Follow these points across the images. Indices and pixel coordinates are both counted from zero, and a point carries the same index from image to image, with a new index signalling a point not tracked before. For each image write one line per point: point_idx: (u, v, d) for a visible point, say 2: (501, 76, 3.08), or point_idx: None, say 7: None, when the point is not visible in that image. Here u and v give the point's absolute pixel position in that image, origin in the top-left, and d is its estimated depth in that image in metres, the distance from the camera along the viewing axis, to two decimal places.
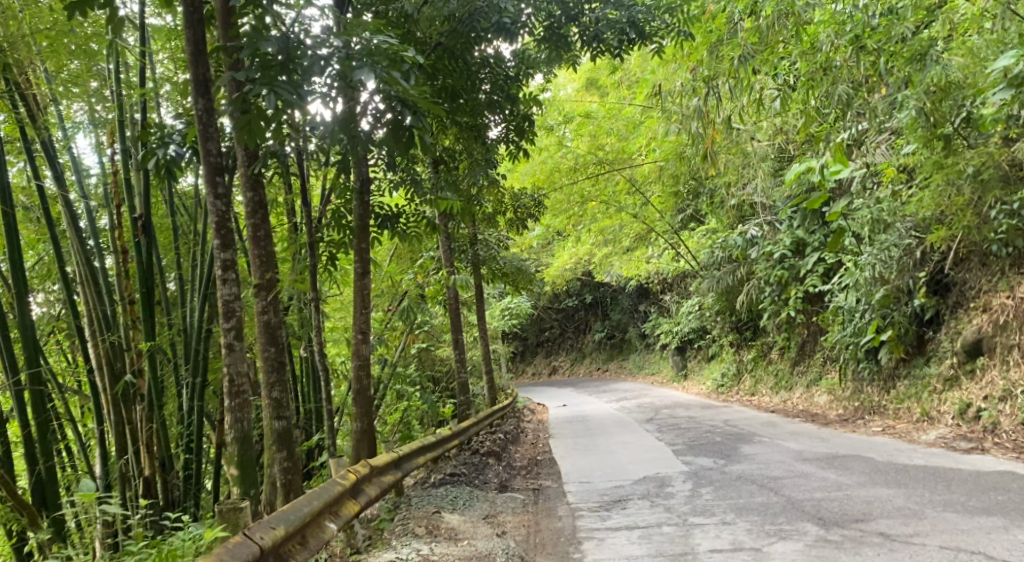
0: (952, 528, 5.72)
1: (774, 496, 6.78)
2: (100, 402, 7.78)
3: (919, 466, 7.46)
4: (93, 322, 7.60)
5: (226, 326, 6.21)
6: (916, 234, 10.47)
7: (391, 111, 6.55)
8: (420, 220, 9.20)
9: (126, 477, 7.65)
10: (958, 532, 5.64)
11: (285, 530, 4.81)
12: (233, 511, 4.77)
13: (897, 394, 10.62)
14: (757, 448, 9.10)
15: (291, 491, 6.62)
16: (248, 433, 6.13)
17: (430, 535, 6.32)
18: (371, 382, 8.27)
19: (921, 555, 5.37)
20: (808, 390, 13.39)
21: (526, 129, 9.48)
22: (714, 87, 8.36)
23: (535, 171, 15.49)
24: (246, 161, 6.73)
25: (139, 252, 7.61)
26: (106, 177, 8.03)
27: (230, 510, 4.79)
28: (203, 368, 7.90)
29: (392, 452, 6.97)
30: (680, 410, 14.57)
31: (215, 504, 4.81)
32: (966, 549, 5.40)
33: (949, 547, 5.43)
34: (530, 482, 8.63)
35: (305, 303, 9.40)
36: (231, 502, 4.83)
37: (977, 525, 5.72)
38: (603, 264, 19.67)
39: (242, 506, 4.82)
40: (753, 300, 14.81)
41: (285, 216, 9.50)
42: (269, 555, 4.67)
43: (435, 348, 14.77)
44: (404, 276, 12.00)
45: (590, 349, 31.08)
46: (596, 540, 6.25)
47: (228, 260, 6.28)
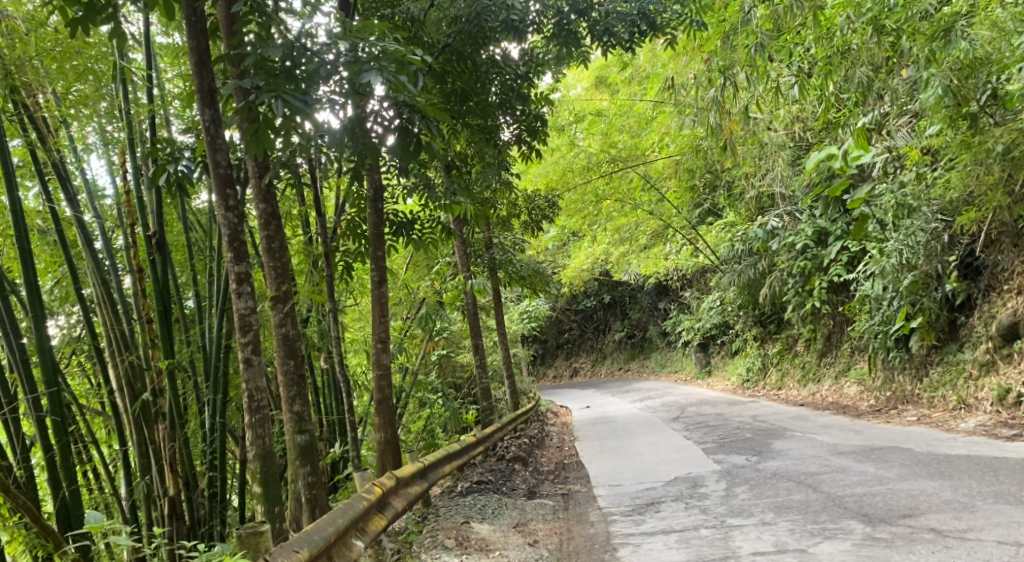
0: (1007, 521, 5.50)
1: (812, 492, 6.58)
2: (122, 423, 7.64)
3: (961, 455, 7.25)
4: (112, 342, 7.46)
5: (242, 341, 6.09)
6: (943, 218, 10.18)
7: (399, 118, 6.39)
8: (436, 227, 9.05)
9: (152, 497, 7.54)
10: (1015, 525, 5.43)
11: (310, 553, 4.63)
12: (254, 535, 4.72)
13: (930, 382, 10.40)
14: (790, 443, 8.90)
15: (316, 506, 6.49)
16: (270, 449, 5.97)
17: (461, 547, 6.15)
18: (393, 391, 8.11)
19: (979, 551, 5.16)
20: (837, 381, 13.16)
21: (538, 130, 9.27)
22: (731, 76, 8.17)
23: (548, 171, 15.29)
24: (257, 172, 6.63)
25: (154, 270, 7.43)
26: (118, 197, 7.93)
27: (250, 534, 4.73)
28: (223, 384, 7.77)
29: (418, 462, 6.81)
30: (707, 407, 14.36)
31: (234, 530, 4.73)
32: None
33: (1008, 542, 5.21)
34: (558, 487, 8.46)
35: (323, 315, 9.29)
36: (249, 527, 4.78)
37: None
38: (620, 263, 19.47)
39: (263, 530, 4.78)
40: (775, 293, 14.64)
41: (299, 229, 9.38)
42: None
43: (456, 353, 14.67)
44: (422, 283, 11.89)
45: (611, 350, 30.87)
46: (632, 546, 6.07)
47: (242, 273, 6.15)
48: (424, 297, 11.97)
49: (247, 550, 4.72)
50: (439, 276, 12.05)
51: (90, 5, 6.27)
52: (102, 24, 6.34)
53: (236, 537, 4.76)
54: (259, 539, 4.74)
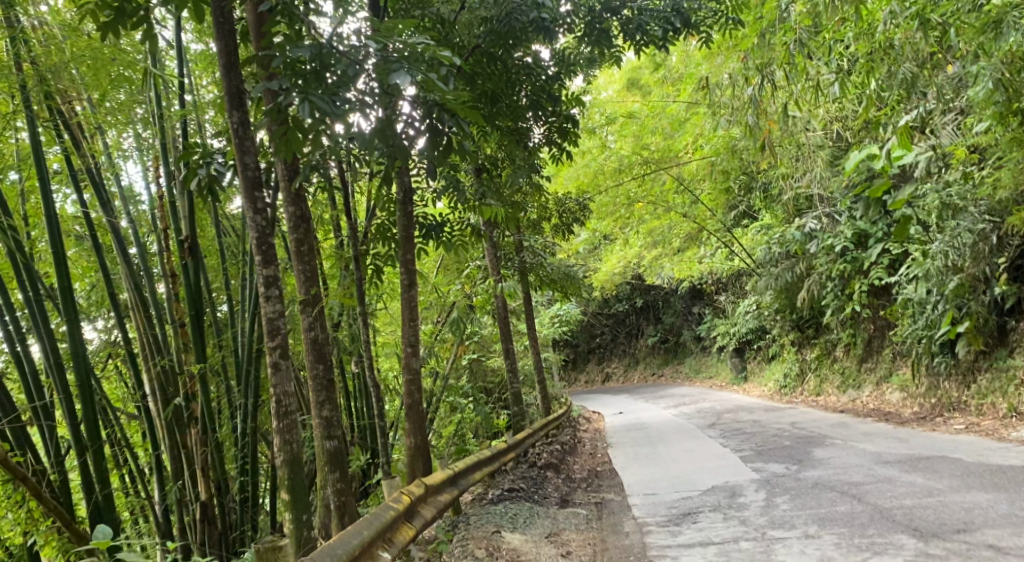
0: None
1: (858, 504, 6.33)
2: (155, 428, 7.54)
3: (1014, 466, 6.98)
4: (145, 347, 7.38)
5: (270, 345, 5.96)
6: (991, 218, 9.91)
7: (430, 117, 6.17)
8: (465, 230, 8.87)
9: (183, 501, 7.44)
10: None
11: None
12: (272, 551, 4.77)
13: (979, 389, 10.17)
14: (831, 451, 8.63)
15: (345, 513, 6.34)
16: (298, 455, 5.84)
17: (492, 558, 5.97)
18: (423, 396, 7.96)
19: None
20: (878, 387, 12.86)
21: (569, 131, 8.99)
22: (769, 74, 7.89)
23: (579, 175, 15.17)
24: (287, 176, 6.53)
25: (187, 274, 7.31)
26: (153, 202, 7.84)
27: (269, 550, 4.78)
28: (254, 389, 7.67)
29: (447, 469, 6.65)
30: (743, 414, 14.10)
31: (253, 546, 4.79)
32: None
33: None
34: (592, 495, 8.26)
35: (354, 319, 9.18)
36: (268, 542, 4.83)
37: None
38: (653, 266, 19.22)
39: (282, 546, 4.81)
40: (814, 297, 14.40)
41: (330, 232, 9.27)
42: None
43: (487, 358, 14.52)
44: (452, 287, 11.73)
45: (644, 355, 30.60)
46: (670, 559, 5.85)
47: (271, 276, 6.03)
48: (454, 301, 11.83)
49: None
50: (470, 280, 11.91)
51: (121, 9, 6.16)
52: (134, 27, 6.24)
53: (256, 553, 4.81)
54: (276, 557, 4.76)
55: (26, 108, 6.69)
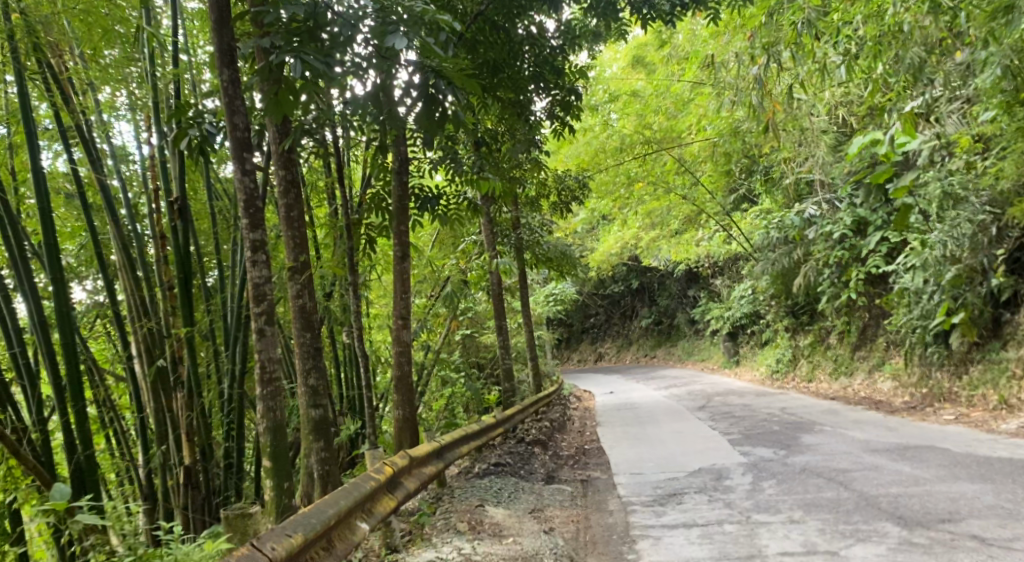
0: None
1: (844, 491, 6.30)
2: (140, 390, 7.47)
3: (1002, 458, 6.96)
4: (131, 309, 7.29)
5: (255, 310, 5.88)
6: (991, 210, 9.91)
7: (427, 85, 6.02)
8: (462, 204, 8.74)
9: (167, 465, 7.39)
10: None
11: (304, 538, 4.41)
12: (243, 518, 4.79)
13: (970, 380, 10.16)
14: (820, 437, 8.61)
15: (328, 482, 6.30)
16: (281, 423, 5.79)
17: (473, 532, 5.94)
18: (413, 367, 7.90)
19: None
20: (870, 375, 12.85)
21: (573, 105, 8.85)
22: (775, 54, 7.75)
23: (580, 152, 14.93)
24: (277, 138, 6.44)
25: (175, 236, 7.16)
26: (145, 162, 7.69)
27: (238, 517, 4.79)
28: (242, 354, 7.54)
29: (434, 441, 6.59)
30: (734, 397, 14.11)
31: (222, 513, 4.80)
32: None
33: None
34: (578, 473, 8.23)
35: (346, 289, 9.10)
36: (238, 511, 4.83)
37: None
38: (652, 247, 19.11)
39: (252, 513, 4.83)
40: (810, 283, 14.41)
41: (325, 200, 9.16)
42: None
43: (480, 334, 14.47)
44: (448, 262, 11.63)
45: (638, 336, 30.61)
46: (653, 539, 5.82)
47: (258, 240, 5.93)
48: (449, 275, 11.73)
49: (235, 534, 4.78)
50: (465, 255, 11.82)
51: None
52: None
53: (225, 520, 4.82)
54: (247, 523, 4.80)
55: (14, 61, 6.54)
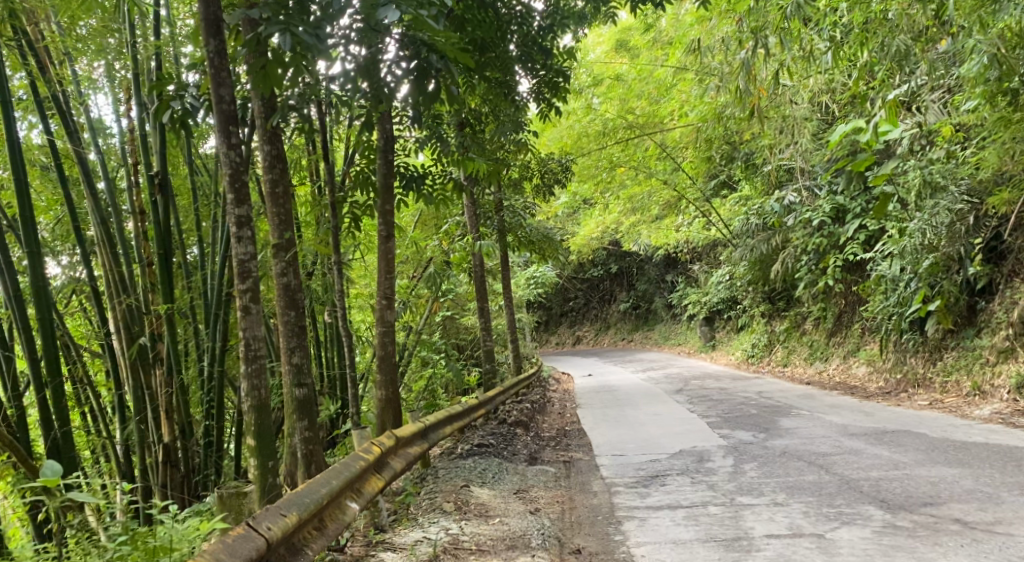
0: None
1: (826, 474, 6.38)
2: (118, 366, 7.40)
3: (978, 443, 7.07)
4: (110, 285, 7.17)
5: (240, 288, 5.83)
6: (969, 200, 10.06)
7: (417, 58, 6.02)
8: (448, 183, 8.65)
9: (147, 442, 7.34)
10: None
11: (298, 518, 4.42)
12: (235, 497, 4.91)
13: (945, 366, 10.32)
14: (798, 421, 8.71)
15: (311, 462, 6.28)
16: (266, 401, 5.75)
17: (459, 513, 5.95)
18: (396, 347, 7.90)
19: (1012, 547, 4.92)
20: (845, 361, 13.01)
21: (560, 86, 8.81)
22: (762, 39, 7.77)
23: (562, 136, 14.89)
24: (263, 113, 6.35)
25: (156, 212, 7.08)
26: (123, 136, 7.57)
27: (231, 496, 4.91)
28: (223, 332, 7.43)
29: (418, 422, 6.60)
30: (710, 381, 14.24)
31: (216, 493, 4.94)
32: None
33: None
34: (561, 454, 8.26)
35: (329, 267, 9.05)
36: (233, 489, 4.96)
37: None
38: (631, 232, 19.15)
39: (245, 493, 4.95)
40: (787, 269, 14.52)
41: (307, 178, 9.09)
42: (277, 546, 4.27)
43: (460, 316, 14.47)
44: (430, 242, 11.61)
45: (615, 320, 30.74)
46: (638, 521, 5.87)
47: (243, 216, 5.86)
48: (431, 256, 11.69)
49: (228, 513, 4.92)
50: (447, 236, 11.81)
51: None
52: None
53: (219, 499, 4.96)
54: (240, 503, 4.91)
55: None
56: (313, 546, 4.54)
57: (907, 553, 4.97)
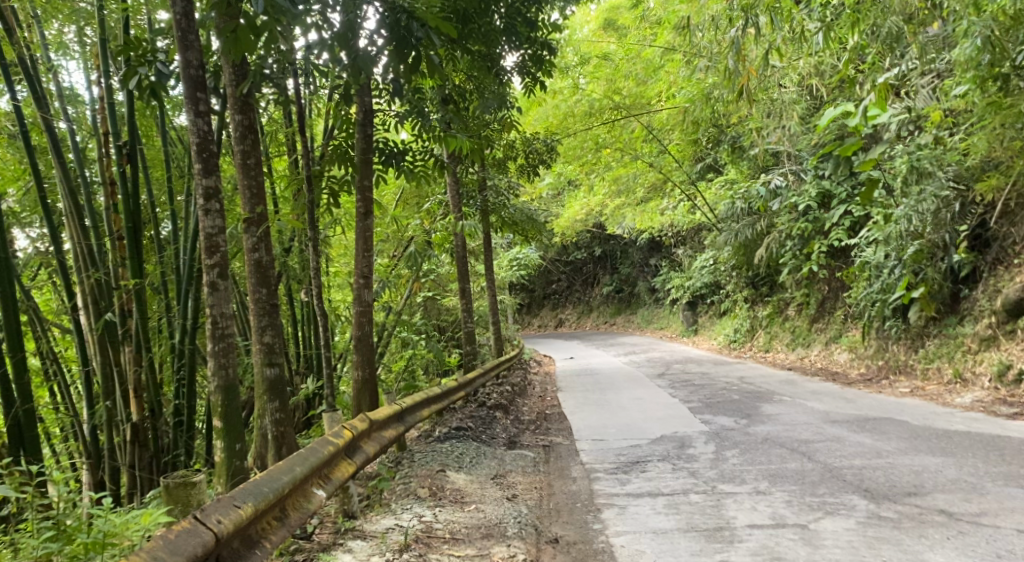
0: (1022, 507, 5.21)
1: (808, 462, 6.31)
2: (86, 343, 7.22)
3: (961, 432, 7.01)
4: (79, 258, 7.00)
5: (208, 263, 5.66)
6: (955, 185, 10.08)
7: (396, 26, 5.83)
8: (429, 160, 8.44)
9: (115, 421, 7.17)
10: None
11: (252, 510, 4.27)
12: (184, 487, 4.42)
13: (926, 353, 10.27)
14: (779, 407, 8.63)
15: (282, 444, 6.16)
16: (233, 381, 5.59)
17: (434, 499, 5.82)
18: (373, 328, 7.76)
19: (1001, 541, 4.84)
20: (827, 347, 12.98)
21: (545, 61, 8.62)
22: (754, 16, 7.68)
23: (548, 115, 14.69)
24: (234, 81, 6.23)
25: (123, 183, 6.87)
26: (93, 104, 7.29)
27: (180, 486, 4.42)
28: (194, 309, 7.20)
29: (395, 405, 6.46)
30: (692, 365, 14.20)
31: (162, 482, 4.43)
32: None
33: None
34: (540, 438, 8.16)
35: (306, 244, 8.87)
36: (181, 479, 4.47)
37: None
38: (616, 215, 19.05)
39: (196, 483, 4.47)
40: (772, 254, 14.30)
41: (284, 153, 8.89)
42: (229, 538, 4.14)
43: (441, 297, 14.33)
44: (411, 221, 11.41)
45: (598, 303, 30.70)
46: (618, 508, 5.77)
47: (211, 187, 5.69)
48: (412, 235, 11.52)
49: (176, 504, 4.42)
50: (430, 215, 11.68)
51: None
52: None
53: (164, 488, 4.44)
54: (188, 493, 4.43)
55: None
56: (269, 540, 4.40)
57: (893, 546, 4.89)
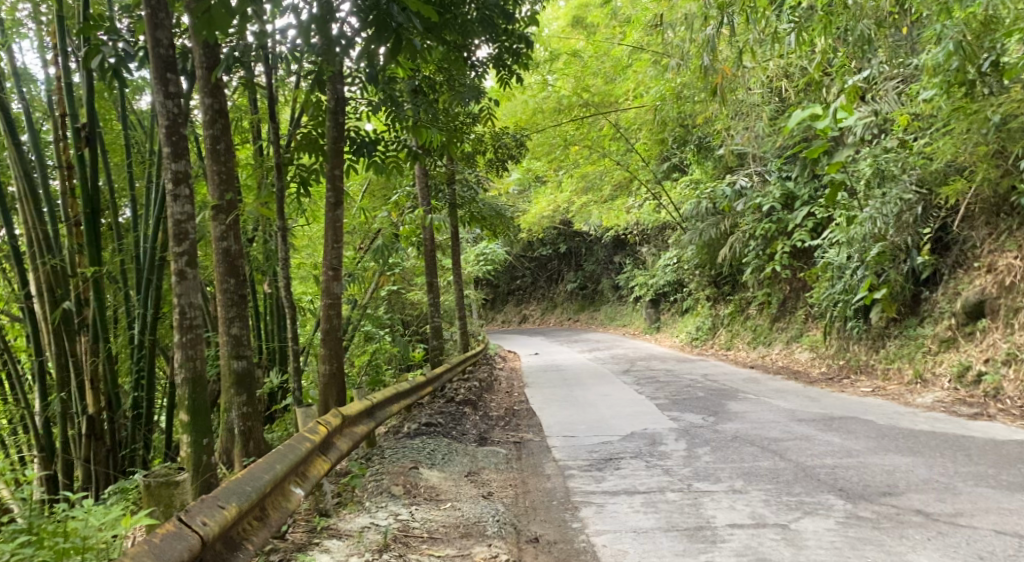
0: (996, 507, 5.29)
1: (780, 460, 6.35)
2: (40, 332, 7.04)
3: (926, 432, 7.10)
4: (34, 243, 6.82)
5: (176, 251, 5.52)
6: (919, 189, 10.16)
7: (374, 9, 5.75)
8: (401, 151, 8.32)
9: (70, 414, 7.00)
10: (1006, 512, 5.21)
11: (236, 511, 4.19)
12: (168, 488, 4.40)
13: (887, 354, 10.42)
14: (745, 405, 8.69)
15: (250, 439, 6.07)
16: (201, 374, 5.47)
17: (409, 497, 5.77)
18: (342, 321, 7.67)
19: (981, 542, 4.90)
20: (788, 346, 13.11)
21: (521, 54, 8.55)
22: (728, 15, 7.66)
23: (517, 111, 14.67)
24: (206, 64, 6.07)
25: (81, 167, 6.68)
26: (49, 85, 7.12)
27: (163, 486, 4.41)
28: (155, 299, 7.01)
29: (365, 401, 6.39)
30: (655, 362, 14.26)
31: (143, 480, 4.40)
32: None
33: (1005, 532, 4.98)
34: (510, 434, 8.12)
35: (272, 235, 8.71)
36: (162, 477, 4.45)
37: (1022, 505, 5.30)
38: (581, 212, 19.07)
39: (177, 481, 4.46)
40: (736, 254, 14.59)
41: (250, 140, 8.74)
42: (214, 541, 4.06)
43: (406, 291, 14.23)
44: (379, 213, 11.36)
45: (561, 300, 30.74)
46: (596, 507, 5.76)
47: (181, 172, 5.55)
48: (379, 228, 11.45)
49: (155, 502, 4.41)
50: (397, 207, 11.57)
51: None
52: None
53: (146, 489, 4.42)
54: (169, 493, 4.42)
55: None
56: (253, 541, 4.32)
57: (875, 547, 4.93)
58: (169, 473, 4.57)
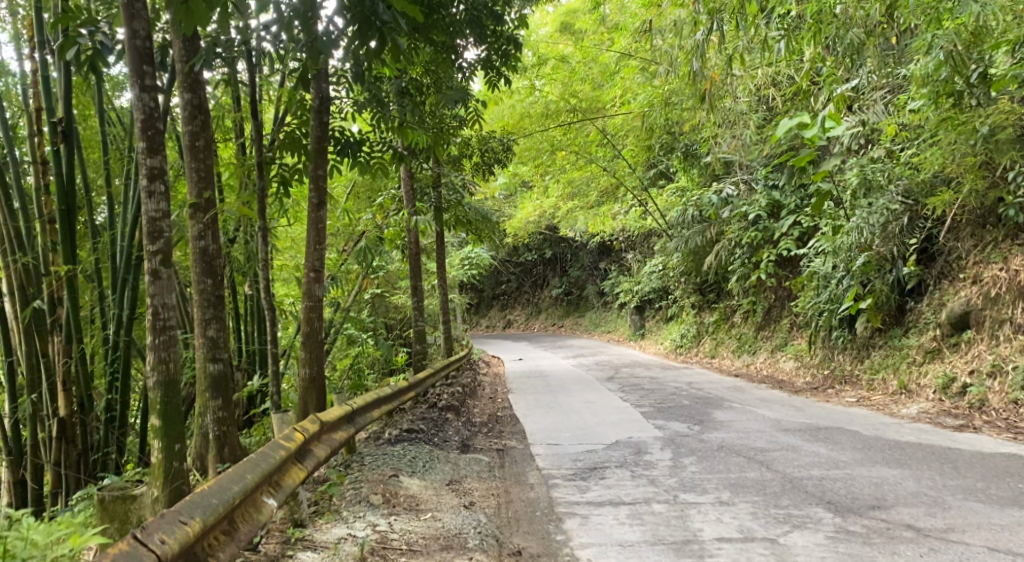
0: (987, 523, 5.23)
1: (766, 472, 6.26)
2: (9, 332, 6.88)
3: (912, 444, 7.03)
4: (5, 240, 6.67)
5: (150, 249, 5.37)
6: (905, 200, 10.13)
7: (357, 7, 5.62)
8: (386, 153, 8.19)
9: (41, 416, 6.83)
10: (997, 528, 5.15)
11: (200, 526, 4.07)
12: (122, 501, 4.54)
13: (872, 364, 10.38)
14: (730, 414, 8.61)
15: (225, 444, 5.93)
16: (174, 377, 5.33)
17: (389, 507, 5.64)
18: (322, 324, 7.53)
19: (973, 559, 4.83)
20: (772, 355, 13.05)
21: (512, 56, 8.40)
22: (717, 21, 7.59)
23: (504, 114, 14.65)
24: (184, 57, 5.92)
25: (57, 163, 6.52)
26: (24, 79, 6.96)
27: (118, 500, 4.56)
28: (131, 300, 6.87)
29: (345, 406, 6.26)
30: (640, 369, 14.17)
31: (100, 494, 4.57)
32: (1016, 551, 4.88)
33: (997, 549, 4.92)
34: (493, 442, 8.01)
35: (252, 236, 8.56)
36: (119, 493, 4.59)
37: (1013, 520, 5.24)
38: (567, 217, 19.00)
39: (135, 497, 4.58)
40: (721, 261, 14.52)
41: (231, 138, 8.59)
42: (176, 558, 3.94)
43: (389, 294, 14.11)
44: (362, 215, 11.23)
45: (547, 305, 30.64)
46: (580, 518, 5.65)
47: (156, 168, 5.41)
48: (363, 230, 11.31)
49: (110, 515, 4.55)
50: (381, 210, 11.45)
51: None
52: None
53: (102, 502, 4.57)
54: (125, 507, 4.56)
55: None
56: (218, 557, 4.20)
57: None
58: (127, 488, 4.73)
